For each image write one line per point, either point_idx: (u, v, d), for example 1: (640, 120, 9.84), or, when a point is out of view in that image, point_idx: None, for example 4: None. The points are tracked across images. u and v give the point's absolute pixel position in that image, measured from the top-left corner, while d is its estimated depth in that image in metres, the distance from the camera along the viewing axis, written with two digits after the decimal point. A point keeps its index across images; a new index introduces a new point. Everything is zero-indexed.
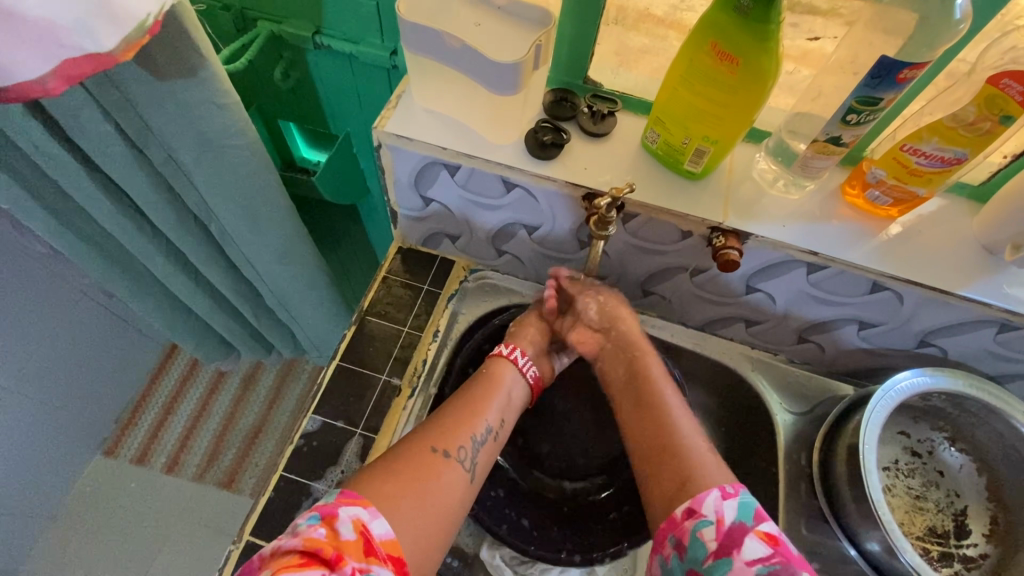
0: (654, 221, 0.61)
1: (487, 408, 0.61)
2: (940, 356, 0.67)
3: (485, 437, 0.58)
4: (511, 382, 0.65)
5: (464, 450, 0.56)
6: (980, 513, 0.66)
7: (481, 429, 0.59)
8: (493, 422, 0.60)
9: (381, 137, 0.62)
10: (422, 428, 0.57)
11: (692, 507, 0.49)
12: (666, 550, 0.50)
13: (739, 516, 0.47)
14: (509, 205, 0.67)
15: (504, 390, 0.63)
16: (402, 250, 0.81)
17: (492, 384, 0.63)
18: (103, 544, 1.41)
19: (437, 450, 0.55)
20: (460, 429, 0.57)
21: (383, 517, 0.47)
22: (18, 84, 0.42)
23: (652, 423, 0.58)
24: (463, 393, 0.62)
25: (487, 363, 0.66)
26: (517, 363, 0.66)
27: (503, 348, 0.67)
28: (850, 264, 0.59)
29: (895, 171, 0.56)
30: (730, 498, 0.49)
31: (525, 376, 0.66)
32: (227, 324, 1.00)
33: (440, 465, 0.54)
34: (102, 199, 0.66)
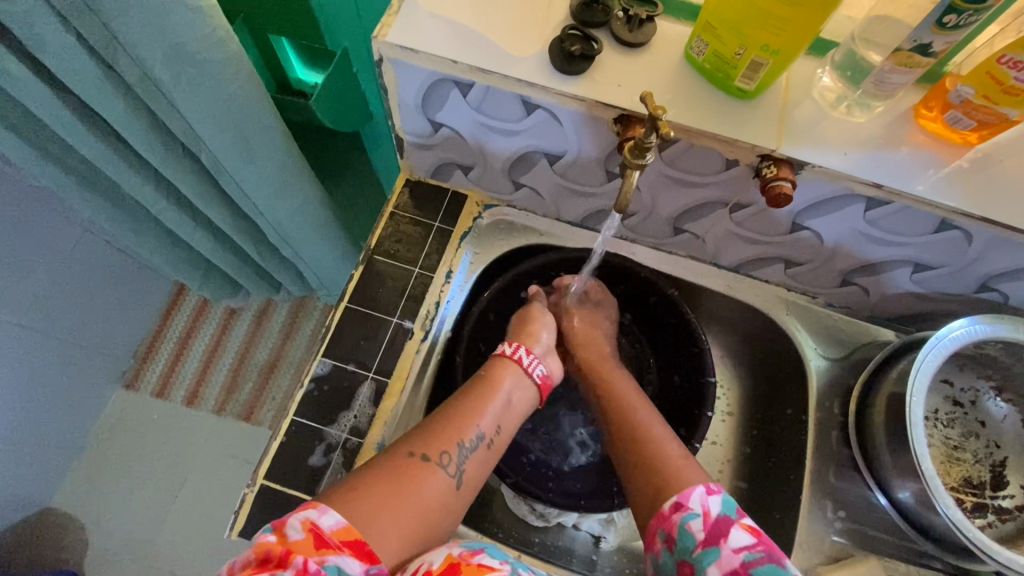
0: (696, 147, 0.54)
1: (478, 415, 0.55)
2: (1000, 301, 0.62)
3: (476, 444, 0.54)
4: (510, 385, 0.60)
5: (447, 455, 0.52)
6: (1021, 465, 0.63)
7: (471, 434, 0.54)
8: (486, 428, 0.55)
9: (382, 49, 0.54)
10: (408, 434, 0.53)
11: (679, 501, 0.49)
12: (656, 546, 0.49)
13: (727, 509, 0.47)
14: (529, 130, 0.59)
15: (499, 396, 0.58)
16: (410, 182, 0.75)
17: (489, 386, 0.58)
18: (134, 470, 1.47)
19: (415, 454, 0.51)
20: (443, 434, 0.52)
21: (334, 510, 0.43)
22: None
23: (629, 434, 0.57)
24: (448, 403, 0.56)
25: (487, 364, 0.62)
26: (522, 364, 0.62)
27: (506, 347, 0.63)
28: (917, 199, 0.52)
29: (986, 88, 0.47)
30: (713, 494, 0.48)
31: (530, 376, 0.62)
32: (231, 262, 0.96)
33: (419, 473, 0.50)
34: (78, 125, 0.59)
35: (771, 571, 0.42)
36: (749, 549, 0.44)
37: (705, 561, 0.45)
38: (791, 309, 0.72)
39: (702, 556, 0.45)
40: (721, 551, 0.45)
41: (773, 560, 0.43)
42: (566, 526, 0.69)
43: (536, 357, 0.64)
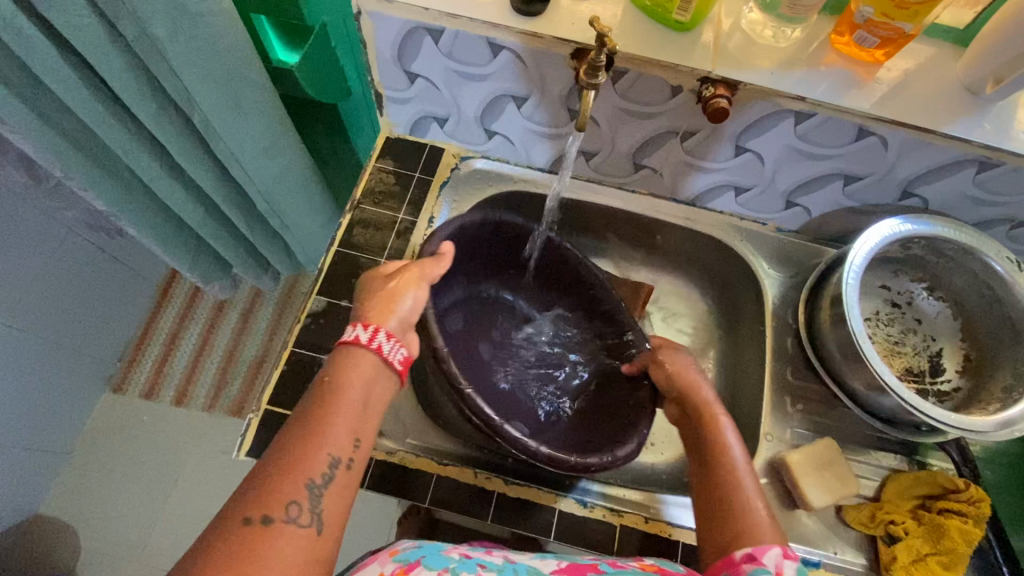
0: (644, 76, 0.61)
1: (325, 434, 0.44)
2: (921, 206, 0.70)
3: (330, 475, 0.43)
4: (361, 384, 0.48)
5: (296, 505, 0.41)
6: (954, 353, 0.71)
7: (322, 467, 0.42)
8: (341, 446, 0.44)
9: (360, 2, 0.60)
10: (243, 483, 0.41)
11: (753, 554, 0.47)
12: None
13: None
14: (496, 73, 0.66)
15: (351, 401, 0.46)
16: (390, 140, 0.80)
17: (333, 396, 0.46)
18: (127, 472, 1.47)
19: (250, 521, 0.39)
20: (286, 479, 0.41)
21: None
22: None
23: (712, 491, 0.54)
24: (300, 414, 0.46)
25: (335, 360, 0.49)
26: (380, 351, 0.50)
27: (358, 332, 0.51)
28: (835, 109, 0.59)
29: (882, 6, 0.55)
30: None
31: (390, 363, 0.50)
32: (221, 238, 1.00)
33: (269, 540, 0.39)
34: (80, 87, 0.64)
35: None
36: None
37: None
38: (744, 236, 0.79)
39: None
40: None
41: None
42: None
43: (397, 339, 0.52)
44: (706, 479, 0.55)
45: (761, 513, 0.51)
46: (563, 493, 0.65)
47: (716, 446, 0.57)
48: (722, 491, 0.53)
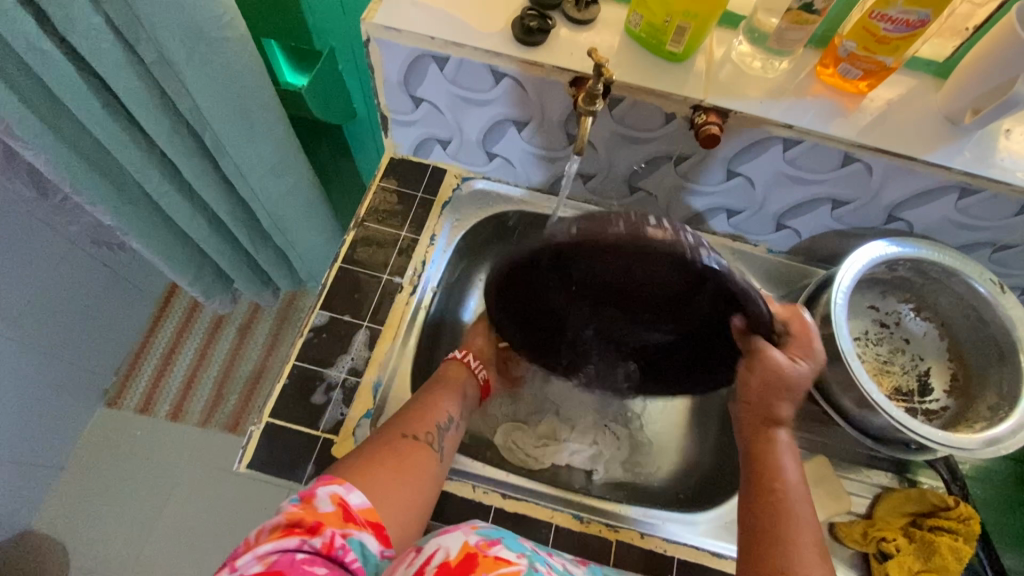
0: (639, 104, 0.64)
1: (440, 404, 0.65)
2: (906, 229, 0.72)
3: (449, 426, 0.64)
4: (463, 387, 0.69)
5: (433, 434, 0.62)
6: (941, 372, 0.72)
7: (444, 417, 0.64)
8: (453, 413, 0.66)
9: (369, 30, 0.63)
10: (394, 420, 0.63)
11: None
12: None
13: None
14: (498, 99, 0.68)
15: (459, 392, 0.68)
16: (393, 161, 0.83)
17: (448, 384, 0.68)
18: (119, 487, 1.46)
19: (407, 436, 0.60)
20: (424, 417, 0.63)
21: (359, 490, 0.53)
22: None
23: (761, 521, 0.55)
24: (423, 396, 0.66)
25: (445, 368, 0.71)
26: (470, 366, 0.72)
27: (459, 354, 0.73)
28: (822, 136, 0.62)
29: (864, 40, 0.58)
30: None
31: (476, 376, 0.72)
32: (224, 253, 1.01)
33: (415, 450, 0.59)
34: (96, 106, 0.66)
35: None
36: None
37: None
38: (736, 256, 0.82)
39: None
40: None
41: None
42: (558, 465, 0.73)
43: (479, 361, 0.74)
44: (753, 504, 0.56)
45: (804, 539, 0.53)
46: (558, 506, 0.65)
47: (773, 466, 0.57)
48: (767, 530, 0.54)
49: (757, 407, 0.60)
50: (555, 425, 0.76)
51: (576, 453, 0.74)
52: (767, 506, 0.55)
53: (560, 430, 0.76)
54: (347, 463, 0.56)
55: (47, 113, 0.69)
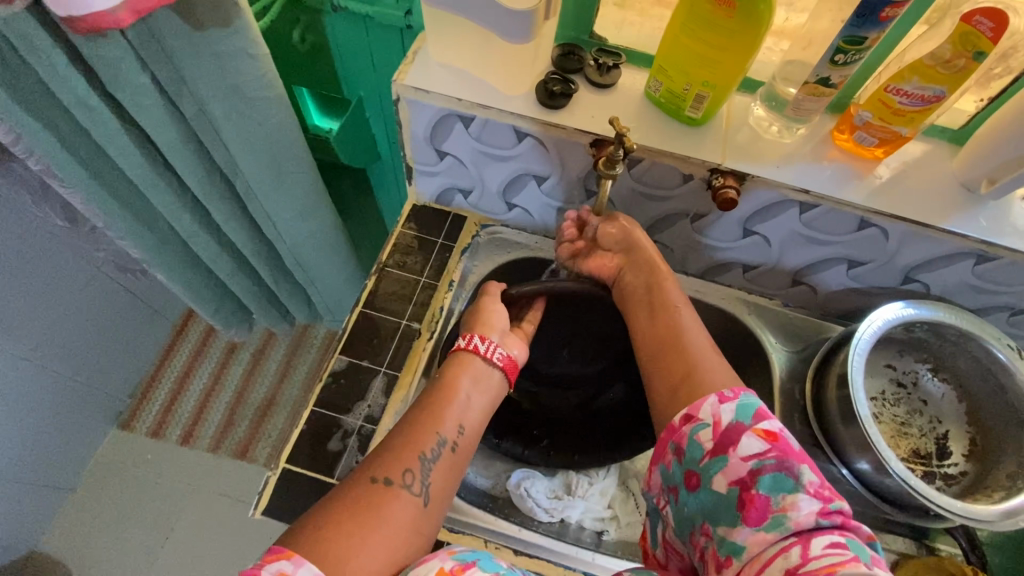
0: (658, 165, 0.66)
1: (440, 417, 0.60)
2: (923, 291, 0.72)
3: (438, 452, 0.58)
4: (468, 381, 0.64)
5: (410, 473, 0.55)
6: (960, 436, 0.72)
7: (431, 444, 0.58)
8: (448, 433, 0.59)
9: (400, 90, 0.66)
10: (378, 451, 0.56)
11: (690, 414, 0.56)
12: (668, 458, 0.57)
13: (736, 418, 0.53)
14: (520, 155, 0.71)
15: (459, 392, 0.63)
16: (415, 207, 0.85)
17: (446, 390, 0.63)
18: (126, 511, 1.46)
19: (377, 480, 0.53)
20: (404, 452, 0.56)
21: (310, 563, 0.45)
22: (93, 14, 0.47)
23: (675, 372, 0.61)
24: (418, 400, 0.62)
25: (449, 361, 0.66)
26: (479, 352, 0.66)
27: (460, 340, 0.68)
28: (838, 202, 0.63)
29: (880, 111, 0.60)
30: (728, 402, 0.54)
31: (490, 361, 0.67)
32: (245, 288, 1.04)
33: (387, 497, 0.53)
34: (136, 155, 0.69)
35: (772, 480, 0.49)
36: (759, 457, 0.50)
37: (712, 471, 0.52)
38: (752, 310, 0.82)
39: (708, 463, 0.52)
40: (729, 460, 0.51)
41: (783, 469, 0.49)
42: (570, 521, 0.73)
43: (493, 342, 0.68)
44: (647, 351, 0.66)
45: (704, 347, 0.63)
46: (568, 565, 0.66)
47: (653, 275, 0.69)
48: (662, 333, 0.65)
49: (656, 304, 0.67)
50: (572, 479, 0.77)
51: (587, 511, 0.74)
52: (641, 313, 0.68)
53: (577, 485, 0.76)
54: (309, 515, 0.50)
55: (88, 159, 0.72)
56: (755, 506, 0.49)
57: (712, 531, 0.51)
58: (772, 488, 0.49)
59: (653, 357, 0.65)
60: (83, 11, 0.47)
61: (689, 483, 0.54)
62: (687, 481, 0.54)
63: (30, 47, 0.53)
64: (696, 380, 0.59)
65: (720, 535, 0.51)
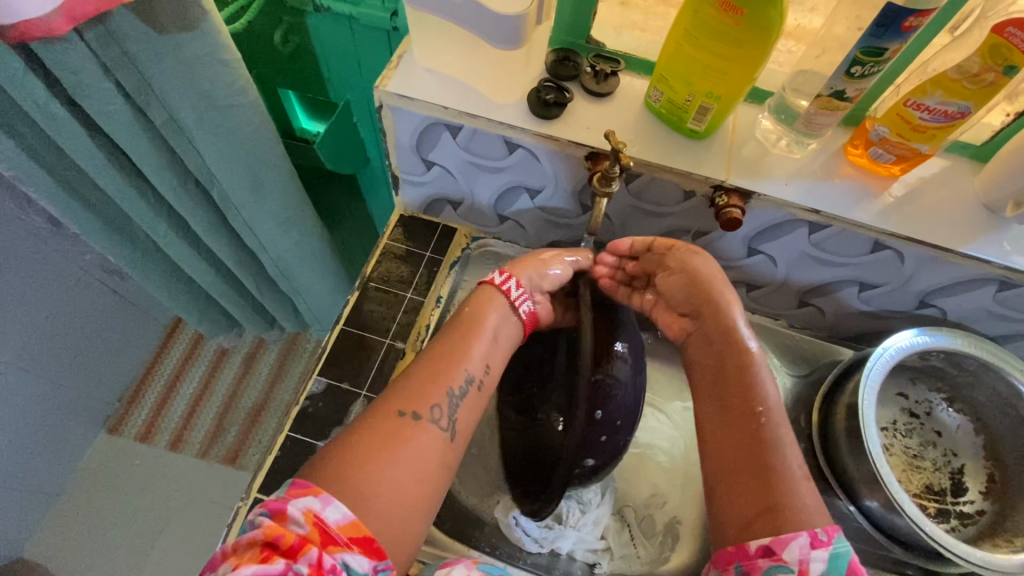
0: (657, 180, 0.61)
1: (467, 354, 0.57)
2: (940, 316, 0.68)
3: (464, 390, 0.56)
4: (496, 320, 0.61)
5: (438, 408, 0.54)
6: (976, 471, 0.67)
7: (459, 381, 0.56)
8: (475, 369, 0.57)
9: (383, 97, 0.62)
10: (395, 388, 0.55)
11: (772, 547, 0.47)
12: (727, 573, 0.49)
13: (828, 575, 0.45)
14: (511, 167, 0.66)
15: (486, 332, 0.60)
16: (403, 218, 0.81)
17: (473, 328, 0.59)
18: (113, 518, 1.44)
19: (404, 414, 0.52)
20: (430, 387, 0.54)
21: (339, 502, 0.44)
22: (24, 21, 0.44)
23: (744, 459, 0.53)
24: (440, 343, 0.58)
25: (475, 296, 0.62)
26: (509, 297, 0.62)
27: (494, 276, 0.63)
28: (852, 223, 0.59)
29: (898, 127, 0.55)
30: (820, 547, 0.46)
31: (517, 311, 0.62)
32: (229, 297, 1.00)
33: (410, 430, 0.51)
34: (104, 163, 0.65)
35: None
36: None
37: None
38: (756, 330, 0.78)
39: None
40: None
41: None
42: (561, 552, 0.68)
43: (525, 291, 0.63)
44: (711, 425, 0.56)
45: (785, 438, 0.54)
46: None
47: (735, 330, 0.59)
48: (746, 432, 0.54)
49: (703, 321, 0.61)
50: (562, 507, 0.69)
51: (579, 542, 0.69)
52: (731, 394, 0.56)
53: (569, 514, 0.69)
54: (330, 455, 0.49)
55: (56, 166, 0.69)
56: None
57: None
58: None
59: (719, 429, 0.56)
60: (12, 18, 0.44)
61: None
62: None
63: None
64: (778, 518, 0.48)
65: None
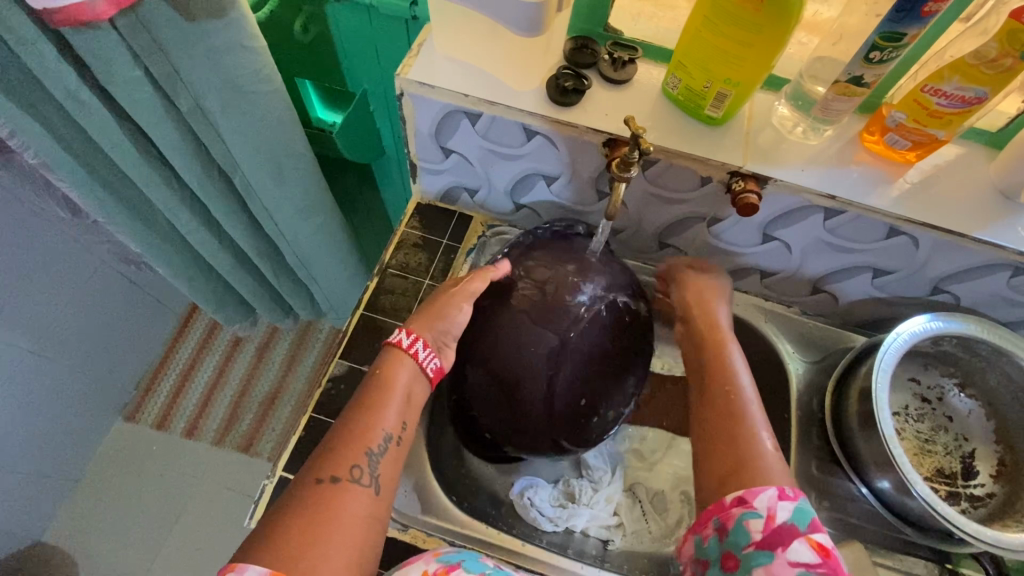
0: (674, 166, 0.62)
1: (383, 416, 0.56)
2: (953, 302, 0.69)
3: (384, 447, 0.54)
4: (407, 379, 0.59)
5: (358, 468, 0.52)
6: (987, 455, 0.68)
7: (377, 440, 0.54)
8: (392, 428, 0.56)
9: (403, 85, 0.63)
10: (317, 453, 0.53)
11: (743, 497, 0.51)
12: (705, 531, 0.53)
13: (793, 520, 0.49)
14: (529, 154, 0.67)
15: (397, 390, 0.58)
16: (420, 206, 0.82)
17: (384, 386, 0.58)
18: (131, 503, 1.47)
19: (323, 480, 0.51)
20: (348, 449, 0.53)
21: (253, 565, 0.45)
22: (72, 6, 0.48)
23: (723, 436, 0.56)
24: (363, 396, 0.57)
25: (382, 356, 0.60)
26: (417, 357, 0.60)
27: (402, 336, 0.61)
28: (867, 208, 0.60)
29: (915, 113, 0.56)
30: (786, 500, 0.50)
31: (425, 371, 0.60)
32: (247, 285, 1.02)
33: (339, 497, 0.50)
34: (131, 150, 0.67)
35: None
36: (807, 567, 0.47)
37: (755, 561, 0.49)
38: (769, 317, 0.78)
39: (751, 554, 0.49)
40: (774, 557, 0.48)
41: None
42: (576, 530, 0.70)
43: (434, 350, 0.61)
44: (700, 410, 0.60)
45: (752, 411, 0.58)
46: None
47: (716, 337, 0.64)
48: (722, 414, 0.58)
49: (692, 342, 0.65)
50: (574, 486, 0.73)
51: (593, 519, 0.71)
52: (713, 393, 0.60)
53: (581, 493, 0.72)
54: (261, 530, 0.48)
55: (83, 154, 0.70)
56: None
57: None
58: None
59: (702, 420, 0.59)
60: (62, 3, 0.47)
61: (724, 563, 0.51)
62: (722, 562, 0.51)
63: (16, 38, 0.51)
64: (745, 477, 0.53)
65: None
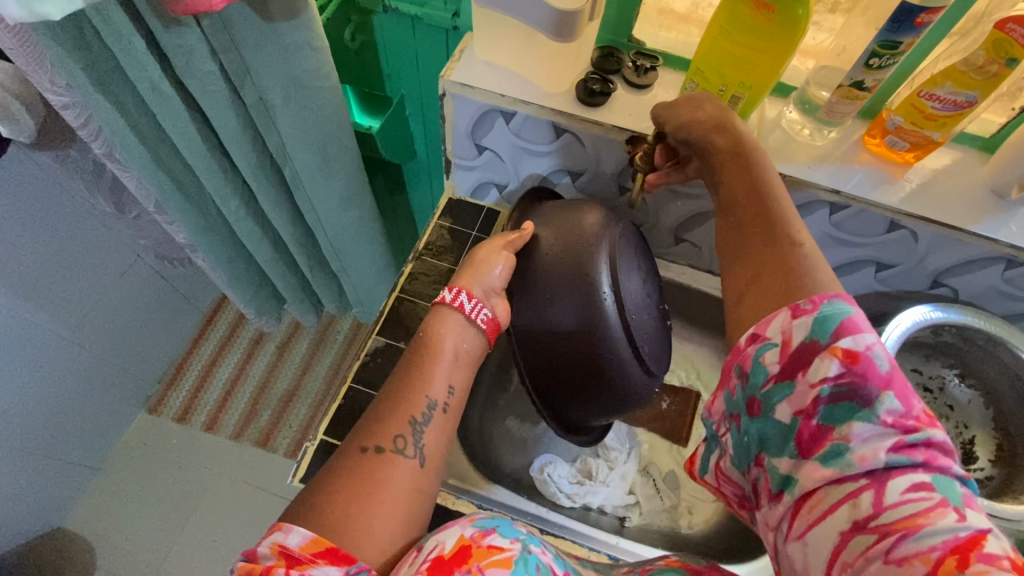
0: None
1: (429, 381, 0.59)
2: (951, 296, 0.74)
3: (428, 415, 0.57)
4: (452, 340, 0.62)
5: (402, 438, 0.54)
6: (987, 441, 0.72)
7: (421, 409, 0.57)
8: (438, 395, 0.59)
9: (446, 85, 0.69)
10: (362, 422, 0.56)
11: (757, 333, 0.47)
12: (730, 381, 0.49)
13: (811, 337, 0.43)
14: (557, 150, 0.74)
15: (445, 352, 0.61)
16: (451, 200, 0.88)
17: (432, 350, 0.61)
18: (149, 493, 1.50)
19: (367, 449, 0.53)
20: (393, 418, 0.55)
21: (296, 527, 0.46)
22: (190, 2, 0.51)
23: (753, 262, 0.52)
24: (409, 368, 0.60)
25: (431, 314, 0.64)
26: (463, 310, 0.63)
27: (446, 294, 0.65)
28: (870, 202, 0.65)
29: (912, 116, 0.62)
30: (803, 317, 0.45)
31: (473, 323, 0.63)
32: (281, 276, 1.08)
33: (384, 463, 0.52)
34: (196, 140, 0.74)
35: (848, 412, 0.41)
36: (831, 384, 0.42)
37: (775, 399, 0.44)
38: None
39: (772, 392, 0.45)
40: (795, 386, 0.43)
41: (851, 397, 0.41)
42: (593, 507, 0.74)
43: (479, 302, 0.64)
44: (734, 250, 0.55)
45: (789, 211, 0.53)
46: (594, 547, 0.68)
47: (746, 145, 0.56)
48: (748, 229, 0.54)
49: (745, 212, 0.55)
50: (591, 464, 0.77)
51: (609, 497, 0.75)
52: (734, 179, 0.57)
53: (598, 470, 0.76)
54: None
55: (151, 142, 0.77)
56: (814, 440, 0.42)
57: (768, 462, 0.45)
58: (832, 419, 0.41)
59: (739, 248, 0.54)
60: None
61: (749, 409, 0.47)
62: (748, 409, 0.47)
63: (115, 34, 0.58)
64: (767, 281, 0.50)
65: (778, 468, 0.44)
